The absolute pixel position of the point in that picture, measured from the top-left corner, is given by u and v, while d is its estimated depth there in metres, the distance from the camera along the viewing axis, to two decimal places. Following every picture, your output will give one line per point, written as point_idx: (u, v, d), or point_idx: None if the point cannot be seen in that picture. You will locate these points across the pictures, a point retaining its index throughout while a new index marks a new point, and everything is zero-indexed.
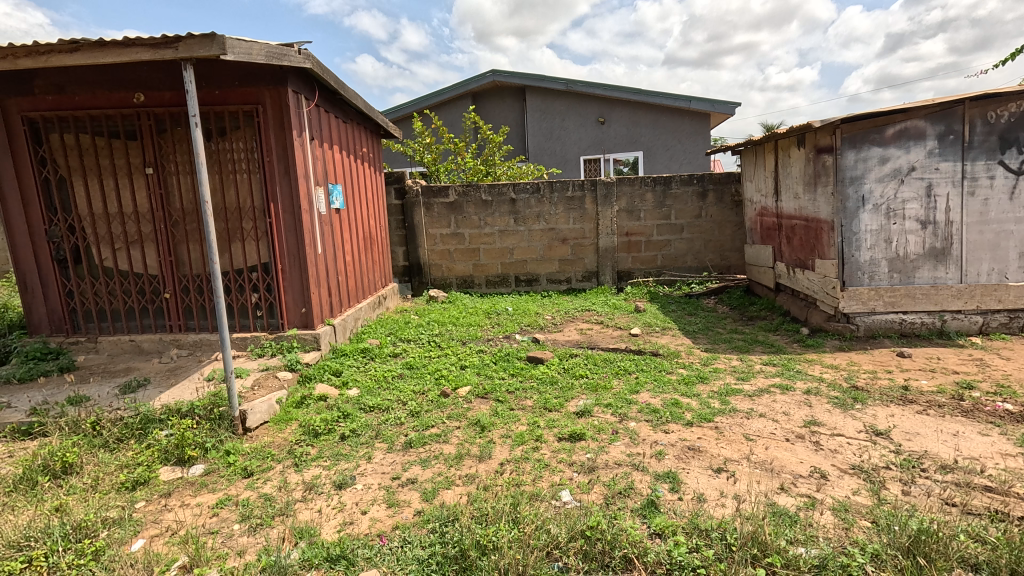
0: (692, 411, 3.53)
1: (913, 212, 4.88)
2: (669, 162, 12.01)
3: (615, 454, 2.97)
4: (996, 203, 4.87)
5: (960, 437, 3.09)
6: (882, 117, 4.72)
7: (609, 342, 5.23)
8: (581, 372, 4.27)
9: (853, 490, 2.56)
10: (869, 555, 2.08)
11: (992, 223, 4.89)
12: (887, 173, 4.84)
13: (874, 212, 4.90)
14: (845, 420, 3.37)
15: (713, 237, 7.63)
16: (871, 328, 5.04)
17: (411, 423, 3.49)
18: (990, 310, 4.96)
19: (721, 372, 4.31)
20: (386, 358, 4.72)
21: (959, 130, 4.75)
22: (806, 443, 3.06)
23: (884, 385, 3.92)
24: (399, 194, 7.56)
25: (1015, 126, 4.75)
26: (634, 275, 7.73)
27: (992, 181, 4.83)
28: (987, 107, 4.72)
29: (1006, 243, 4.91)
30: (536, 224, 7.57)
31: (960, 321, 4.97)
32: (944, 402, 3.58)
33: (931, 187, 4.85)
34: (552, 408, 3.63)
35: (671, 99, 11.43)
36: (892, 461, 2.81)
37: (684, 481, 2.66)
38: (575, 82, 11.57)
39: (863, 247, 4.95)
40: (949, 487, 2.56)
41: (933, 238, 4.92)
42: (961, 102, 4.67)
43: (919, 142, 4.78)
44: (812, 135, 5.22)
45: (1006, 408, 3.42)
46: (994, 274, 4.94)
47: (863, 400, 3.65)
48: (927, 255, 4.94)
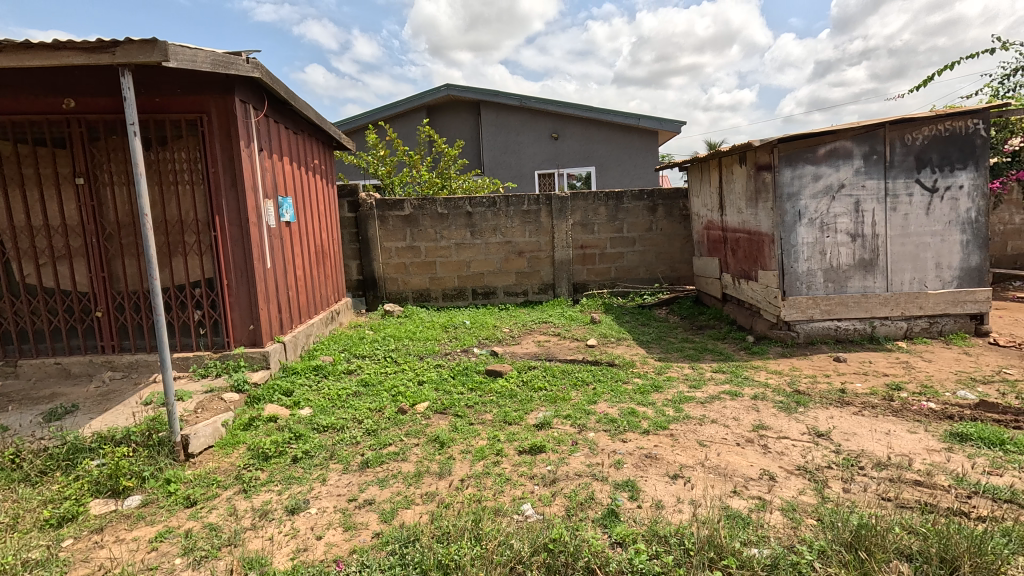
0: (649, 419, 3.62)
1: (844, 226, 5.24)
2: (620, 177, 12.35)
3: (575, 465, 2.99)
4: (915, 218, 5.27)
5: (892, 435, 3.31)
6: (814, 138, 5.08)
7: (567, 353, 5.30)
8: (539, 385, 4.29)
9: (800, 490, 2.69)
10: (816, 551, 2.18)
11: (913, 237, 5.28)
12: (820, 190, 5.19)
13: (809, 225, 5.23)
14: (789, 423, 3.55)
15: (664, 249, 7.90)
16: (810, 334, 5.35)
17: (367, 442, 3.39)
18: (913, 316, 5.35)
19: (674, 380, 4.44)
20: (340, 376, 4.58)
21: (881, 151, 5.17)
22: (755, 447, 3.20)
23: (824, 389, 4.17)
24: (352, 207, 7.41)
25: (930, 149, 5.19)
26: (589, 286, 7.89)
27: (911, 199, 5.24)
28: (904, 131, 5.16)
29: (925, 254, 5.31)
30: (492, 237, 7.60)
31: (887, 326, 5.35)
32: (876, 403, 3.84)
33: (858, 203, 5.23)
34: (512, 422, 3.63)
35: (621, 116, 11.82)
36: (834, 461, 2.98)
37: (643, 489, 2.72)
38: (530, 98, 11.81)
39: (801, 258, 5.27)
40: (884, 483, 2.73)
41: (862, 249, 5.29)
42: (882, 125, 5.08)
43: (847, 161, 5.16)
44: (752, 153, 5.55)
45: (930, 406, 3.71)
46: (916, 283, 5.33)
47: (805, 403, 3.86)
48: (857, 266, 5.31)
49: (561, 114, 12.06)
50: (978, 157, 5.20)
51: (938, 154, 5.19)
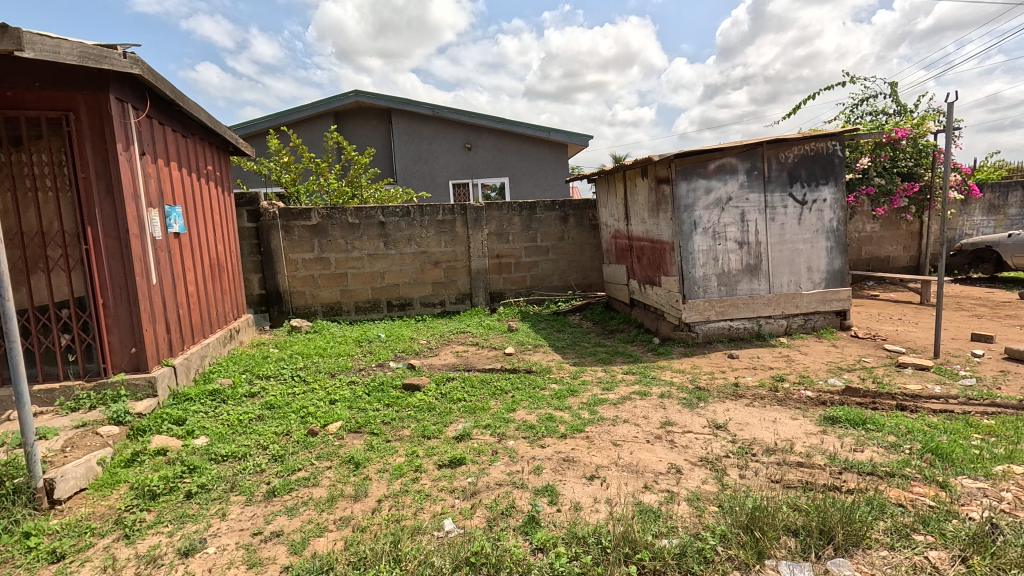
0: (565, 423, 3.72)
1: (732, 234, 5.78)
2: (533, 188, 12.67)
3: (496, 475, 2.99)
4: (790, 227, 5.92)
5: (777, 422, 3.68)
6: (705, 154, 5.55)
7: (485, 363, 5.31)
8: (458, 396, 4.25)
9: (703, 480, 2.90)
10: (718, 536, 2.36)
11: (789, 244, 5.93)
12: (711, 202, 5.68)
13: (704, 234, 5.70)
14: (692, 417, 3.82)
15: (576, 257, 8.20)
16: (708, 334, 5.81)
17: (274, 469, 3.16)
18: (791, 314, 5.99)
19: (589, 384, 4.61)
20: (242, 399, 4.22)
21: (761, 167, 5.76)
22: (663, 442, 3.40)
23: (720, 384, 4.54)
24: (252, 216, 6.91)
25: (799, 166, 5.87)
26: (505, 295, 7.98)
27: (786, 210, 5.88)
28: (779, 150, 5.80)
29: (799, 259, 5.98)
30: (406, 247, 7.45)
31: (771, 324, 5.95)
32: (764, 394, 4.26)
33: (744, 214, 5.79)
34: (431, 436, 3.55)
35: (532, 129, 12.14)
36: (731, 450, 3.25)
37: (562, 493, 2.78)
38: (442, 108, 11.77)
39: (697, 264, 5.72)
40: (772, 466, 3.02)
41: (748, 256, 5.85)
42: (761, 144, 5.67)
43: (733, 176, 5.70)
44: (652, 167, 5.96)
45: (807, 394, 4.17)
46: (793, 285, 5.99)
47: (705, 398, 4.18)
48: (744, 271, 5.86)
49: (474, 125, 12.15)
50: (837, 175, 5.96)
51: (806, 171, 5.88)
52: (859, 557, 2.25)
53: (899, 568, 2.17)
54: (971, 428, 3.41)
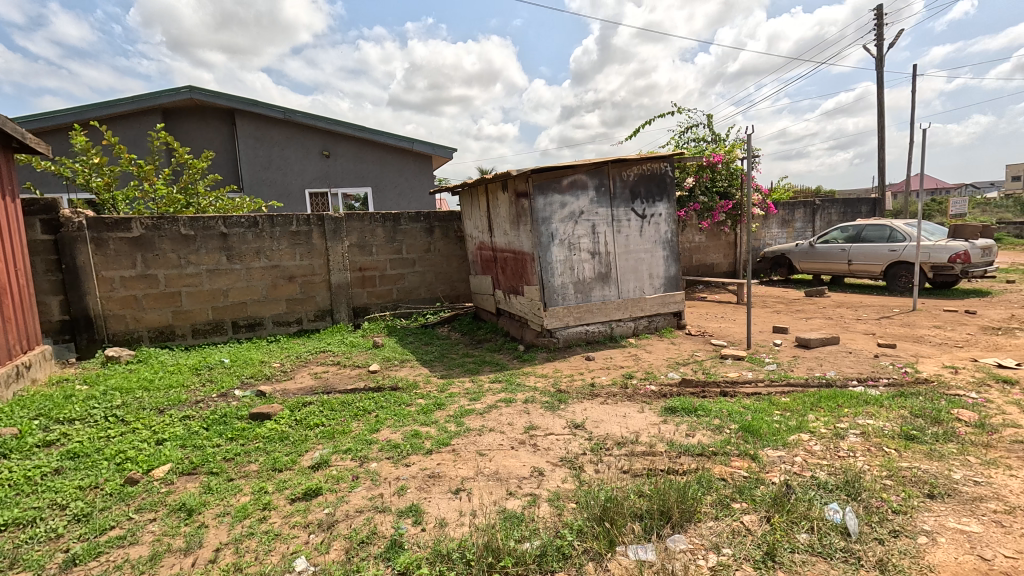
0: (431, 438, 3.65)
1: (585, 245, 6.24)
2: (397, 199, 12.39)
3: (356, 502, 2.82)
4: (634, 238, 6.57)
5: (627, 417, 4.03)
6: (558, 171, 5.94)
7: (347, 383, 5.01)
8: (315, 421, 3.94)
9: (562, 479, 3.05)
10: (575, 531, 2.49)
11: (633, 253, 6.58)
12: (566, 215, 6.09)
13: (560, 245, 6.07)
14: (553, 419, 4.01)
15: (443, 269, 8.18)
16: (567, 339, 6.18)
17: (77, 532, 2.61)
18: (638, 316, 6.64)
19: (456, 396, 4.59)
20: (32, 451, 3.44)
21: (607, 184, 6.32)
22: (527, 447, 3.51)
23: (579, 385, 4.84)
24: (48, 225, 5.67)
25: (639, 184, 6.56)
26: (370, 310, 7.66)
27: (630, 223, 6.52)
28: (621, 169, 6.42)
29: (642, 267, 6.66)
30: (255, 261, 6.78)
31: (621, 326, 6.52)
32: (616, 391, 4.64)
33: (594, 226, 6.29)
34: (283, 468, 3.24)
35: (394, 139, 11.86)
36: (587, 447, 3.47)
37: (427, 511, 2.72)
38: (294, 112, 11.01)
39: (556, 274, 6.06)
40: (622, 458, 3.29)
41: (599, 264, 6.35)
42: (606, 163, 6.22)
43: (584, 191, 6.17)
44: (512, 181, 6.21)
45: (652, 388, 4.64)
46: (638, 290, 6.64)
47: (566, 400, 4.42)
48: (597, 279, 6.35)
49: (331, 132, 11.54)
50: (669, 193, 6.76)
51: (644, 189, 6.58)
52: (691, 530, 2.54)
53: (721, 535, 2.49)
54: (774, 405, 4.07)
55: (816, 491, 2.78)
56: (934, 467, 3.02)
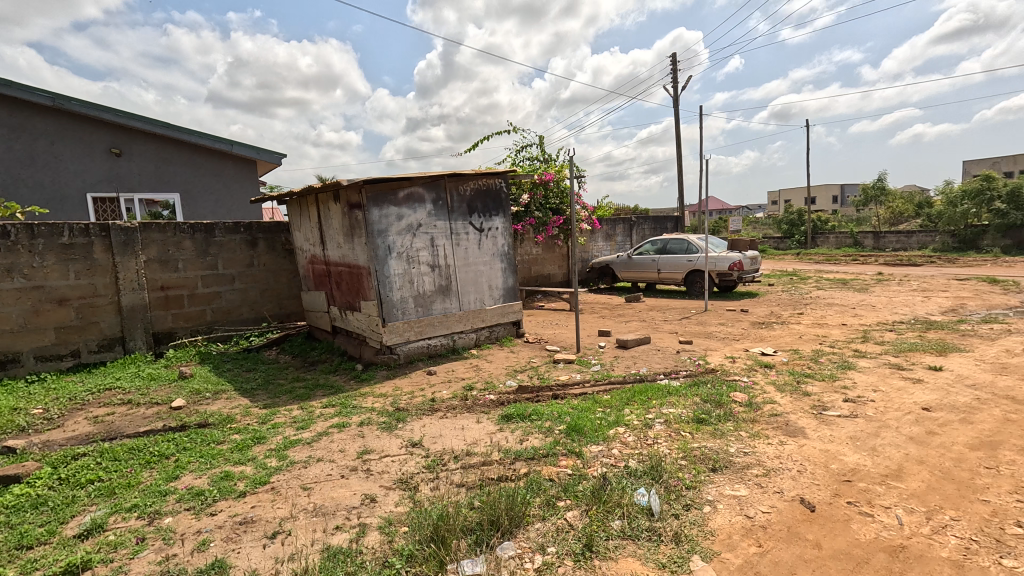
0: (246, 478, 3.23)
1: (424, 258, 6.19)
2: (213, 208, 10.84)
3: (140, 570, 2.35)
4: (472, 251, 6.71)
5: (465, 428, 4.06)
6: (393, 183, 5.81)
7: (140, 425, 4.21)
8: (90, 477, 3.22)
9: (395, 502, 2.92)
10: (405, 557, 2.39)
11: (472, 266, 6.71)
12: (403, 228, 5.97)
13: (398, 258, 5.94)
14: (389, 440, 3.85)
15: (269, 285, 7.41)
16: (409, 354, 6.03)
17: None
18: (479, 327, 6.77)
19: (280, 426, 4.15)
20: None
21: (444, 198, 6.37)
22: (359, 474, 3.31)
23: (419, 401, 4.75)
24: None
25: (476, 198, 6.73)
26: (177, 335, 6.59)
27: (468, 236, 6.65)
28: (458, 183, 6.52)
29: (482, 279, 6.83)
30: (5, 282, 5.38)
31: (463, 338, 6.59)
32: (455, 404, 4.64)
33: (433, 239, 6.28)
34: (35, 544, 2.56)
35: (206, 139, 10.38)
36: (423, 465, 3.39)
37: (235, 564, 2.37)
38: (65, 99, 9.02)
39: (394, 288, 5.90)
40: (458, 472, 3.29)
41: (440, 277, 6.35)
42: (443, 177, 6.27)
43: (421, 204, 6.13)
44: (344, 192, 5.92)
45: (491, 398, 4.75)
46: (478, 301, 6.79)
47: (404, 419, 4.29)
48: (437, 291, 6.34)
49: (121, 126, 9.72)
50: (505, 208, 7.06)
51: (481, 203, 6.77)
52: (519, 535, 2.62)
53: (547, 534, 2.61)
54: (597, 403, 4.46)
55: (627, 479, 3.08)
56: (716, 444, 3.58)
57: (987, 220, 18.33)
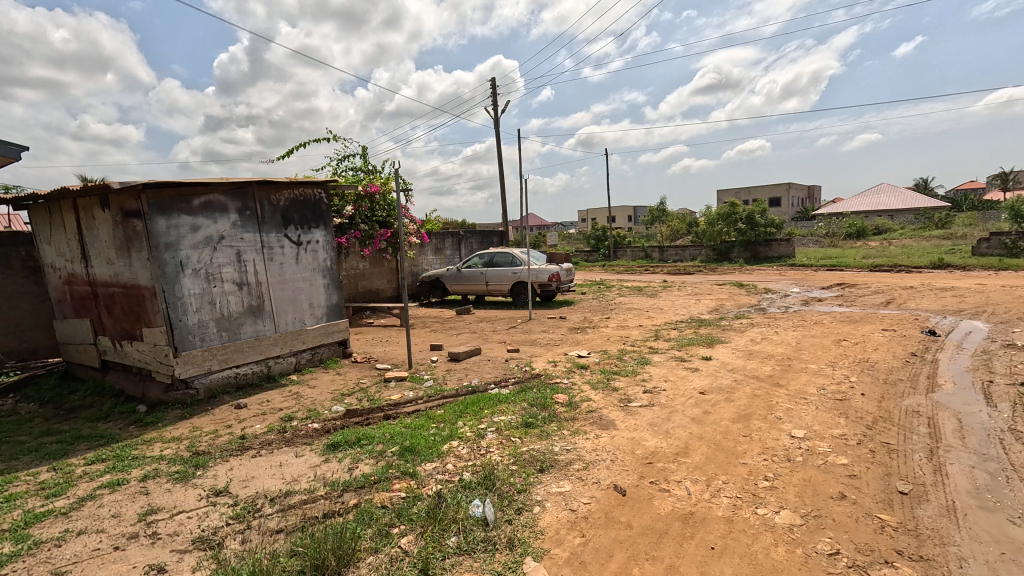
0: None
1: (228, 275, 5.41)
2: None
3: None
4: (289, 266, 6.10)
5: (284, 465, 3.62)
6: (185, 188, 4.99)
7: None
8: None
9: (193, 567, 2.45)
10: None
11: (289, 283, 6.09)
12: (200, 241, 5.15)
13: (193, 276, 5.09)
14: (185, 493, 3.23)
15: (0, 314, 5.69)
16: (210, 387, 5.18)
17: None
18: (299, 350, 6.15)
19: (19, 498, 3.17)
20: None
21: (252, 207, 5.68)
22: (141, 541, 2.69)
23: (224, 441, 4.09)
24: None
25: (291, 209, 6.14)
26: None
27: (283, 250, 6.03)
28: (269, 192, 5.88)
29: (301, 297, 6.23)
30: None
31: (280, 364, 5.91)
32: (272, 439, 4.12)
33: (239, 253, 5.54)
34: None
35: None
36: (230, 516, 2.92)
37: None
38: None
39: (189, 310, 5.04)
40: (275, 517, 2.90)
41: (249, 296, 5.62)
42: (250, 184, 5.59)
43: (223, 214, 5.37)
44: (116, 197, 4.89)
45: (314, 427, 4.33)
46: (297, 321, 6.17)
47: (205, 464, 3.65)
48: (247, 312, 5.59)
49: None
50: (325, 220, 6.59)
51: (297, 214, 6.20)
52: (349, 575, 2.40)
53: (380, 567, 2.45)
54: (430, 419, 4.39)
55: (462, 492, 3.08)
56: (543, 445, 3.81)
57: (733, 238, 23.23)
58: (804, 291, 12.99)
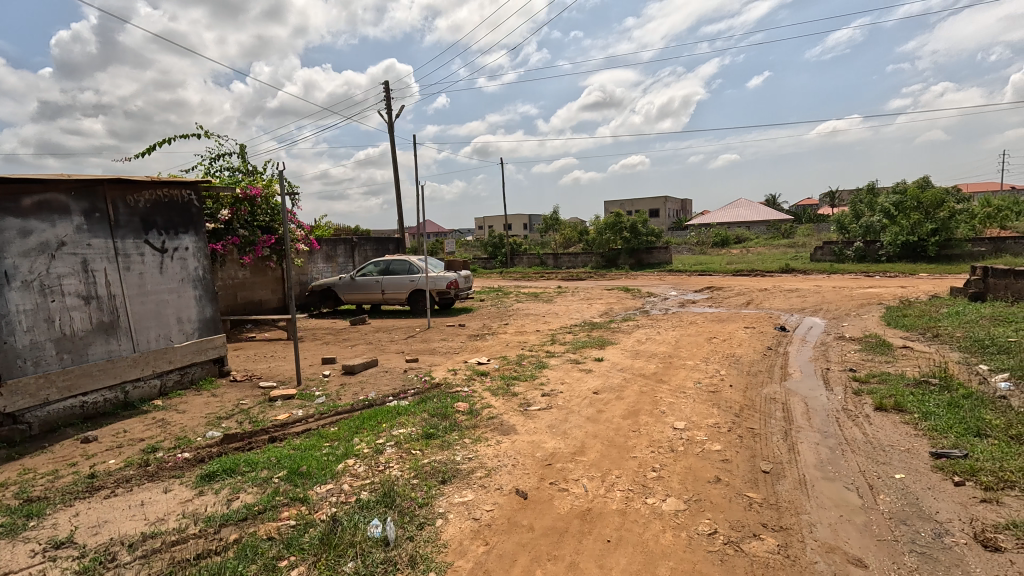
0: None
1: (71, 287, 4.64)
2: None
3: None
4: (150, 276, 5.39)
5: (147, 504, 3.17)
6: (12, 185, 4.19)
7: None
8: None
9: None
10: None
11: (151, 295, 5.38)
12: (32, 248, 4.35)
13: (24, 289, 4.28)
14: (12, 550, 2.68)
15: None
16: (47, 421, 4.37)
17: None
18: (164, 371, 5.44)
19: None
20: None
21: (103, 209, 4.95)
22: None
23: (67, 483, 3.48)
24: None
25: (153, 212, 5.45)
26: None
27: (143, 258, 5.31)
28: (125, 192, 5.17)
29: (165, 311, 5.53)
30: None
31: (140, 388, 5.17)
32: (130, 474, 3.58)
33: (86, 262, 4.78)
34: None
35: None
36: (76, 571, 2.48)
37: None
38: None
39: (18, 330, 4.22)
40: (137, 565, 2.52)
41: (99, 312, 4.86)
42: (100, 182, 4.87)
43: (64, 216, 4.60)
44: None
45: (184, 457, 3.85)
46: (161, 338, 5.46)
47: (41, 512, 3.07)
48: (96, 330, 4.83)
49: None
50: (196, 225, 5.97)
51: (162, 218, 5.54)
52: None
53: None
54: (323, 438, 4.12)
55: (359, 513, 2.92)
56: (444, 456, 3.75)
57: (620, 246, 24.92)
58: (681, 294, 14.31)
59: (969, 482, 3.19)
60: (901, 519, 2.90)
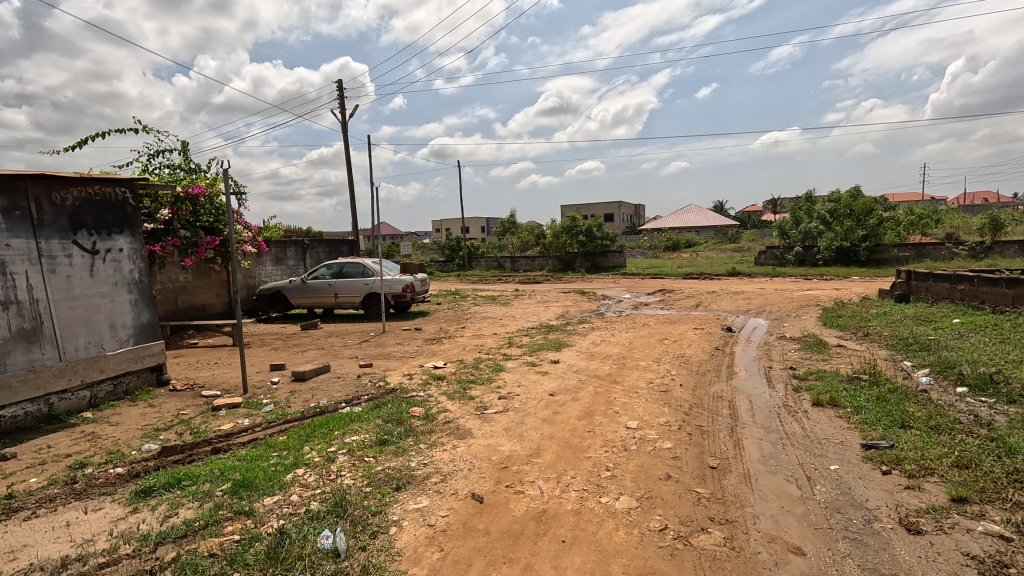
0: None
1: None
2: None
3: None
4: (79, 279, 5.02)
5: (73, 524, 2.94)
6: None
7: None
8: None
9: None
10: None
11: (79, 300, 5.01)
12: None
13: None
14: None
15: None
16: None
17: None
18: (95, 382, 5.07)
19: None
20: None
21: (25, 206, 4.57)
22: None
23: None
24: None
25: (81, 211, 5.09)
26: None
27: (70, 260, 4.95)
28: (50, 189, 4.80)
29: (96, 317, 5.17)
30: None
31: (67, 400, 4.80)
32: (54, 493, 3.32)
33: (4, 264, 4.39)
34: None
35: None
36: None
37: None
38: None
39: None
40: None
41: (19, 318, 4.47)
42: (21, 178, 4.49)
43: None
44: None
45: (117, 472, 3.60)
46: (91, 346, 5.10)
47: None
48: (16, 337, 4.44)
49: None
50: (132, 225, 5.63)
51: (92, 218, 5.18)
52: None
53: None
54: (271, 448, 3.96)
55: (308, 525, 2.81)
56: (399, 462, 3.68)
57: (575, 249, 25.30)
58: (635, 296, 14.70)
59: (895, 471, 3.42)
60: (836, 508, 3.07)
